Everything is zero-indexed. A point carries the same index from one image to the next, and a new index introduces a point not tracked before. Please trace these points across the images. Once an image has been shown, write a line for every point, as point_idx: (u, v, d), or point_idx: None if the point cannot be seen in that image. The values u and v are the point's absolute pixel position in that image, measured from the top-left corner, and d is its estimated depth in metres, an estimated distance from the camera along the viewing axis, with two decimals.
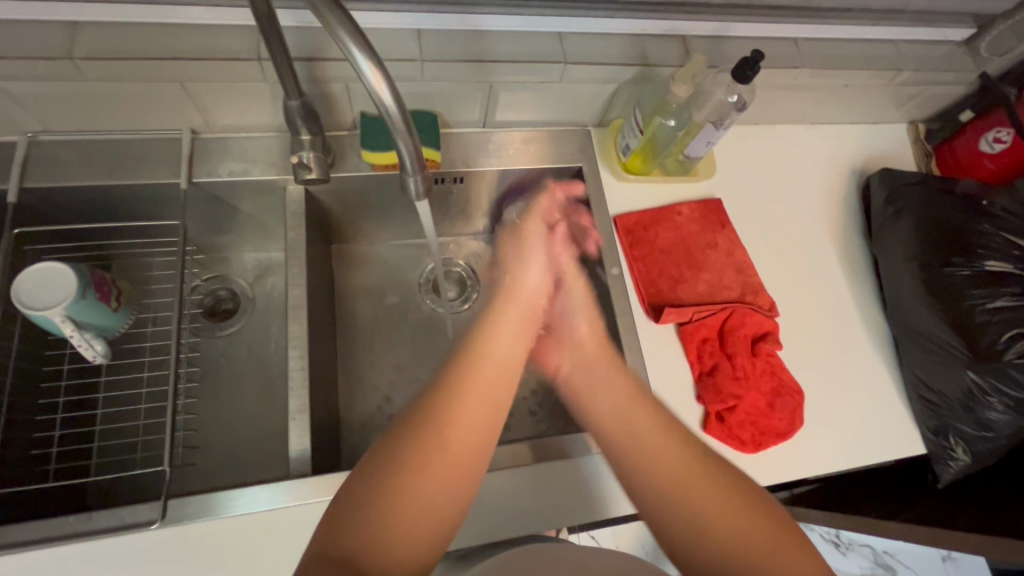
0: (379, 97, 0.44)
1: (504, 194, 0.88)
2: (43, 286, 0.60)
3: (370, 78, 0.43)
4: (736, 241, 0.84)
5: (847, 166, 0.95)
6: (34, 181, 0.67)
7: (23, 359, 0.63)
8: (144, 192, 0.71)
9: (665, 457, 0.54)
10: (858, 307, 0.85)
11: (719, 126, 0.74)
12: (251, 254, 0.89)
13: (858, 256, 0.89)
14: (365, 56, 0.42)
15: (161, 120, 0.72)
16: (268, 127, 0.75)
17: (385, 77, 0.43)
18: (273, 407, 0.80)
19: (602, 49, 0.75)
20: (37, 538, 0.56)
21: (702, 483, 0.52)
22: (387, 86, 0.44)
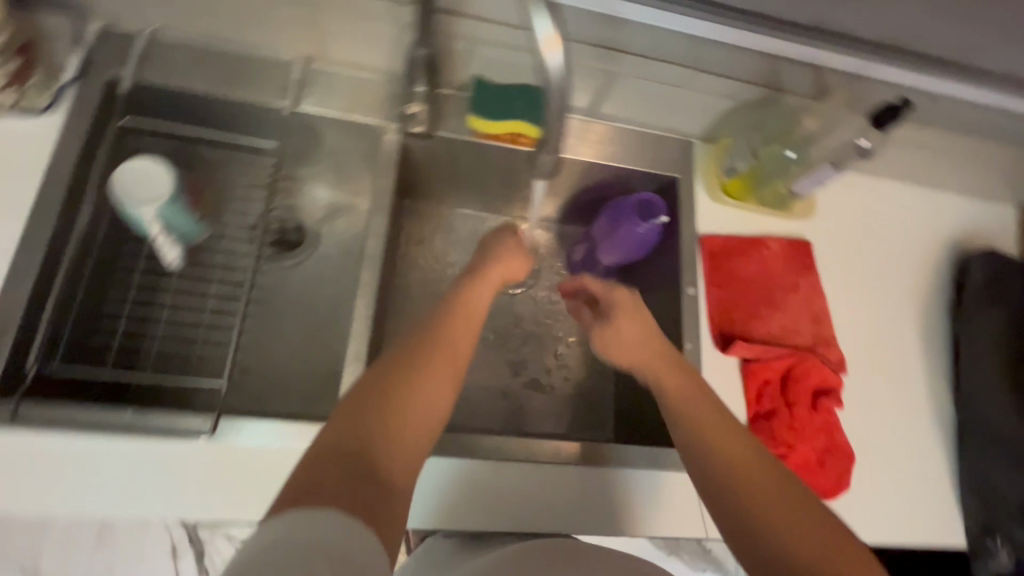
0: (545, 65, 0.41)
1: (589, 188, 0.85)
2: (139, 180, 0.61)
3: (542, 41, 0.40)
4: (818, 288, 0.81)
5: (948, 238, 0.90)
6: (147, 75, 0.67)
7: (104, 248, 0.65)
8: (248, 109, 0.71)
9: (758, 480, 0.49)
10: (926, 384, 0.82)
11: (838, 167, 0.70)
12: (326, 192, 0.89)
13: (939, 333, 0.85)
14: (545, 15, 0.40)
15: (279, 40, 0.71)
16: (379, 69, 0.74)
17: (558, 41, 0.40)
18: (323, 345, 0.81)
19: (734, 64, 0.72)
20: (91, 422, 0.56)
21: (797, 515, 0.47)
22: (557, 54, 0.40)
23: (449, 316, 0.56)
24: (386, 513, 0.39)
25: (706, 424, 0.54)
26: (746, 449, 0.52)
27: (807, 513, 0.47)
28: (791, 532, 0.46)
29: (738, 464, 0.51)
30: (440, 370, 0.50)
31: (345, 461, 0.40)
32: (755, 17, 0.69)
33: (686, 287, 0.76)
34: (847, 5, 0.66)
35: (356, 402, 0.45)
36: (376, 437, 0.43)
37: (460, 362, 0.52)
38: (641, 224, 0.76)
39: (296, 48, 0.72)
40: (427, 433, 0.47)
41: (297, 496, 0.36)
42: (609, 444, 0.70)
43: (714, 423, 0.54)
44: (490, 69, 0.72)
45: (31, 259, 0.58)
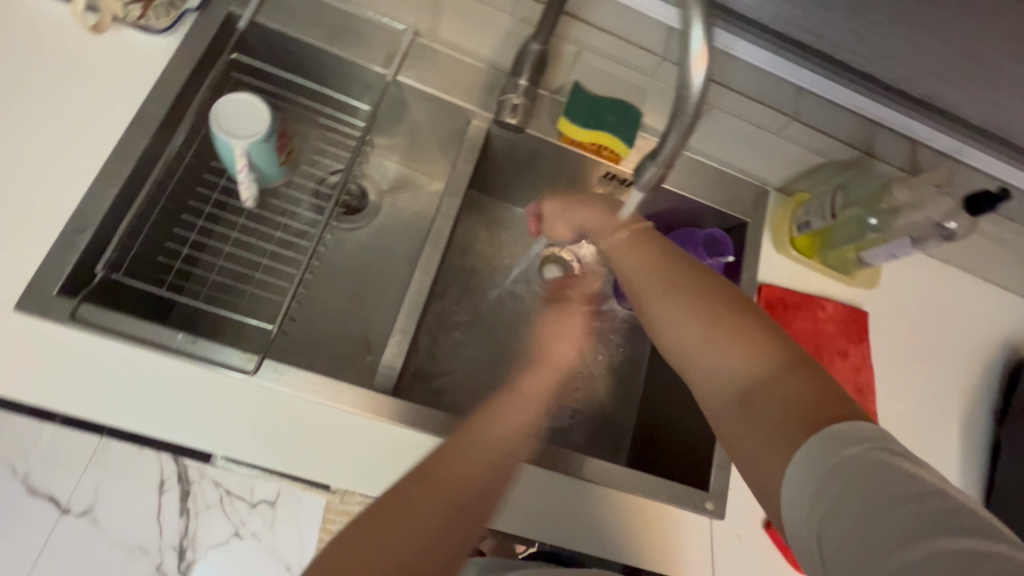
0: (688, 77, 0.41)
1: (656, 215, 0.84)
2: (239, 115, 0.62)
3: (693, 56, 0.40)
4: (867, 360, 0.79)
5: (1005, 338, 0.88)
6: (265, 17, 0.68)
7: (188, 171, 0.66)
8: (351, 69, 0.72)
9: (668, 291, 0.58)
10: (959, 479, 0.80)
11: (917, 244, 0.69)
12: (396, 165, 0.90)
13: (980, 433, 0.83)
14: (704, 30, 0.39)
15: (394, 8, 0.71)
16: (481, 57, 0.75)
17: (708, 60, 0.40)
18: (364, 311, 0.81)
19: (833, 121, 0.72)
20: (139, 338, 0.56)
21: (697, 318, 0.55)
22: (702, 69, 0.41)
23: (478, 424, 0.56)
24: None
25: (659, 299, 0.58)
26: (667, 269, 0.59)
27: (765, 352, 0.51)
28: (714, 350, 0.53)
29: (689, 325, 0.55)
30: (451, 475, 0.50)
31: None
32: (868, 81, 0.69)
33: None
34: (962, 85, 0.66)
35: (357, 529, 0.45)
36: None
37: (477, 471, 0.52)
38: (703, 260, 0.76)
39: (408, 20, 0.73)
40: (441, 537, 0.47)
41: None
42: (638, 473, 0.67)
43: (667, 293, 0.58)
44: (592, 78, 0.73)
45: (121, 166, 0.59)
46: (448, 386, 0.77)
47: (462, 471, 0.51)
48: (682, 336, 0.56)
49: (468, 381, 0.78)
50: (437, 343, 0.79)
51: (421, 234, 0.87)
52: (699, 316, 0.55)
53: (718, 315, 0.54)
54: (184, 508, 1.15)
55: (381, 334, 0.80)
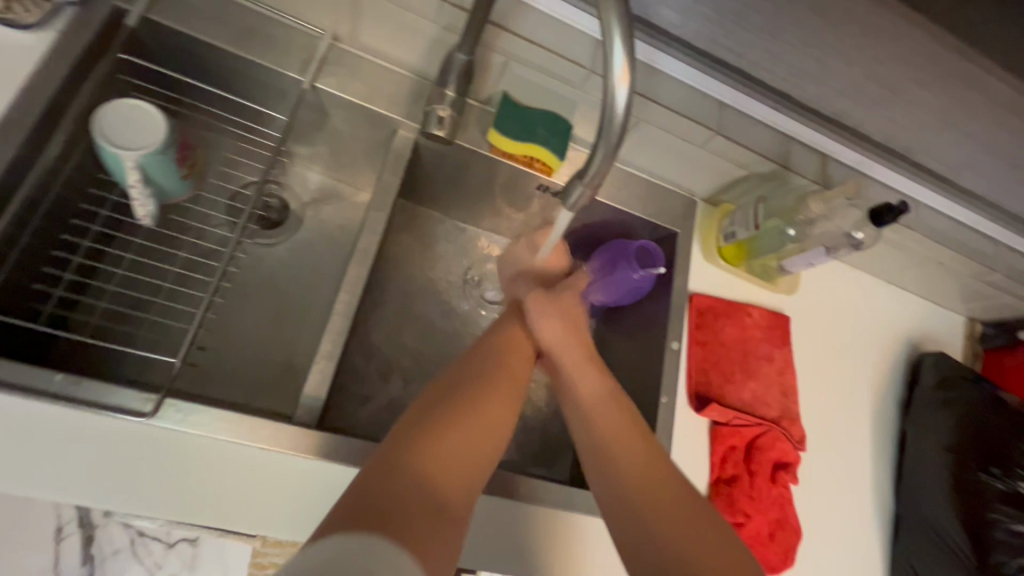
0: (611, 96, 0.40)
1: (590, 226, 0.85)
2: (128, 125, 0.55)
3: (615, 74, 0.39)
4: (790, 363, 0.83)
5: (906, 336, 0.96)
6: (158, 16, 0.62)
7: (68, 187, 0.58)
8: (261, 74, 0.67)
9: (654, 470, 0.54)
10: (873, 472, 0.85)
11: (830, 252, 0.73)
12: (319, 175, 0.84)
13: (889, 425, 0.89)
14: (625, 49, 0.39)
15: (311, 11, 0.67)
16: (407, 65, 0.71)
17: (630, 78, 0.40)
18: (284, 334, 0.75)
19: (752, 136, 0.75)
20: (8, 383, 0.49)
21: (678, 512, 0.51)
22: (625, 88, 0.40)
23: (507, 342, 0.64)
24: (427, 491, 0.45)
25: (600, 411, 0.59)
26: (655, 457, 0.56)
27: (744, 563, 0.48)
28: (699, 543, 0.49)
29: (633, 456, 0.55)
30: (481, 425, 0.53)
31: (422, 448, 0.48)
32: (782, 98, 0.72)
33: (670, 341, 0.76)
34: (866, 105, 0.71)
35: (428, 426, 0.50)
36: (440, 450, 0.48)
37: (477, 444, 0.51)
38: (636, 271, 0.76)
39: (324, 24, 0.68)
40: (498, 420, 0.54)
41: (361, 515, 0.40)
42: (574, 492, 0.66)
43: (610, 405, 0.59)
44: (521, 90, 0.71)
45: None
46: (381, 410, 0.73)
47: (486, 429, 0.53)
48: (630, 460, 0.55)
49: (401, 403, 0.75)
50: (366, 364, 0.75)
51: (348, 247, 0.82)
52: (639, 449, 0.56)
53: (657, 468, 0.54)
54: (87, 556, 1.02)
55: (305, 356, 0.75)
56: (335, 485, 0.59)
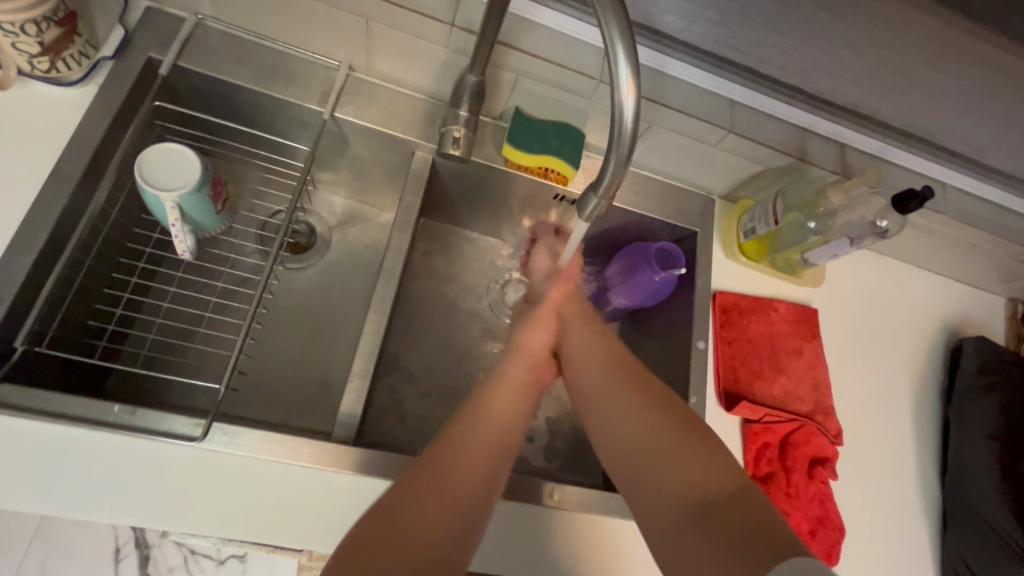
0: (620, 109, 0.41)
1: (609, 230, 0.86)
2: (167, 168, 0.59)
3: (621, 86, 0.41)
4: (821, 357, 0.82)
5: (942, 322, 0.93)
6: (188, 62, 0.65)
7: (115, 229, 0.62)
8: (284, 108, 0.70)
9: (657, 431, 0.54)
10: (916, 464, 0.83)
11: (854, 243, 0.73)
12: (343, 199, 0.87)
13: (930, 414, 0.87)
14: (629, 63, 0.40)
15: (327, 45, 0.70)
16: (421, 88, 0.74)
17: (636, 90, 0.41)
18: (320, 355, 0.78)
19: (767, 131, 0.73)
20: (72, 415, 0.52)
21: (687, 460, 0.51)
22: (632, 99, 0.41)
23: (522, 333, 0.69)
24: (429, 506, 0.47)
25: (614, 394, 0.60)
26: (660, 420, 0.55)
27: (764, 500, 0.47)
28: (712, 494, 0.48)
29: (654, 436, 0.54)
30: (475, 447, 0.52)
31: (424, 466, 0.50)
32: (793, 92, 0.72)
33: (696, 341, 0.76)
34: (877, 91, 0.70)
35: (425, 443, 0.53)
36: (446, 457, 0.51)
37: (485, 450, 0.53)
38: (657, 273, 0.77)
39: (341, 56, 0.71)
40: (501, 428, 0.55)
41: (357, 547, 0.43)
42: (610, 495, 0.67)
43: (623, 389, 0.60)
44: (532, 103, 0.73)
45: (37, 231, 0.55)
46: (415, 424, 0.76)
47: (487, 435, 0.54)
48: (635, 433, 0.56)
49: (434, 416, 0.77)
50: (398, 379, 0.78)
51: (375, 267, 0.85)
52: (643, 416, 0.56)
53: (666, 436, 0.54)
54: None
55: (341, 374, 0.77)
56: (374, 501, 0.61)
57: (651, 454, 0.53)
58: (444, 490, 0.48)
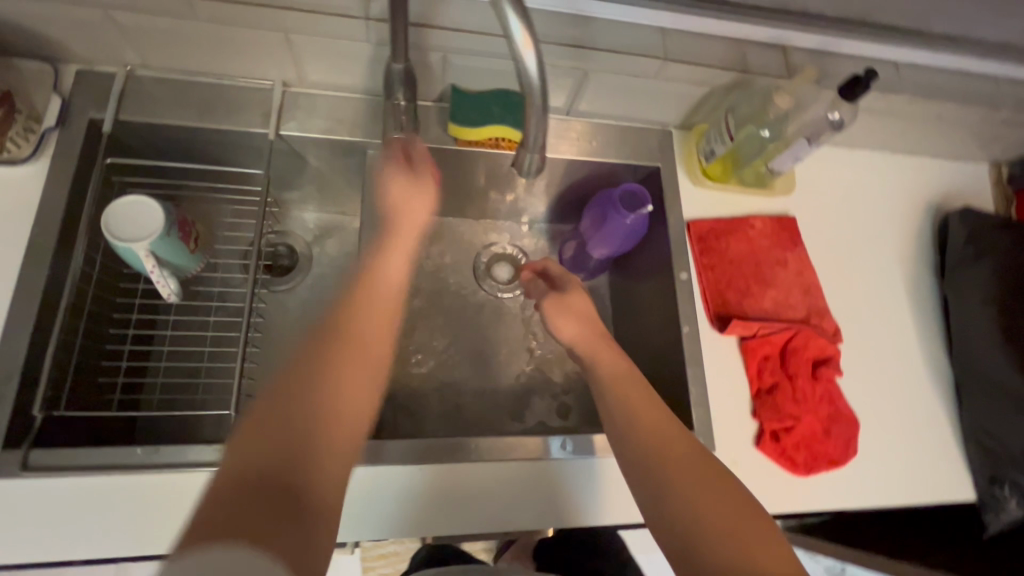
0: (523, 63, 0.42)
1: (575, 184, 0.87)
2: (131, 220, 0.61)
3: (518, 41, 0.41)
4: (807, 262, 0.83)
5: (926, 201, 0.92)
6: (129, 114, 0.67)
7: (100, 288, 0.65)
8: (230, 137, 0.71)
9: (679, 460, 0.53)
10: (921, 345, 0.84)
11: (812, 142, 0.73)
12: (314, 213, 0.89)
13: (928, 295, 0.87)
14: (518, 16, 0.40)
15: (257, 67, 0.71)
16: (357, 86, 0.75)
17: (533, 41, 0.41)
18: None
19: (703, 51, 0.73)
20: (101, 465, 0.56)
21: (710, 498, 0.50)
22: (531, 51, 0.42)
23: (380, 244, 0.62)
24: (315, 459, 0.44)
25: (641, 427, 0.56)
26: (673, 441, 0.55)
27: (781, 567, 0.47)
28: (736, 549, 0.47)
29: (674, 472, 0.52)
30: (358, 370, 0.51)
31: (305, 405, 0.46)
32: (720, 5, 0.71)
33: (678, 273, 0.78)
34: None
35: (296, 376, 0.48)
36: (325, 402, 0.47)
37: (362, 400, 0.50)
38: (627, 216, 0.77)
39: (272, 74, 0.72)
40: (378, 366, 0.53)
41: (246, 500, 0.39)
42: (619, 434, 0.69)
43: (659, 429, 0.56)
44: (466, 77, 0.73)
45: (30, 304, 0.58)
46: (428, 411, 0.81)
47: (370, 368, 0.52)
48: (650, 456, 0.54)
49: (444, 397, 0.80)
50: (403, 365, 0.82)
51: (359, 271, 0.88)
52: (656, 441, 0.55)
53: (691, 471, 0.52)
54: None
55: None
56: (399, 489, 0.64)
57: (670, 482, 0.52)
58: (311, 423, 0.45)
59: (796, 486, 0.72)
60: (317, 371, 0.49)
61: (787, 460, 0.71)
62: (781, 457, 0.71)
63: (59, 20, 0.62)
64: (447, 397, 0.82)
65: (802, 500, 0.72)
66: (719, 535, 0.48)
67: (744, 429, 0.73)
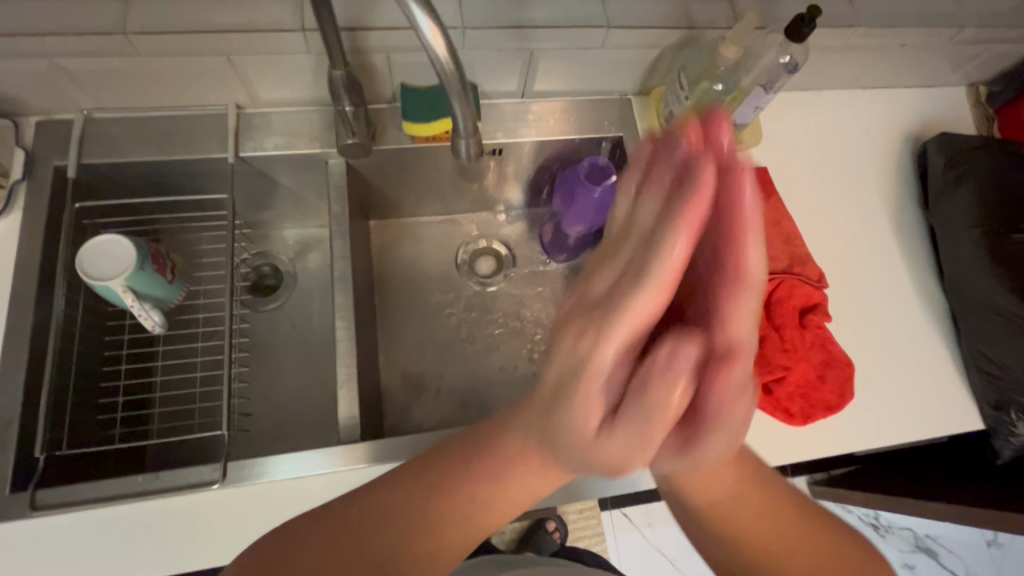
0: (433, 51, 0.44)
1: (543, 167, 0.87)
2: (102, 258, 0.62)
3: (426, 31, 0.43)
4: (783, 211, 0.81)
5: (903, 133, 0.90)
6: (92, 157, 0.69)
7: (87, 327, 0.67)
8: (193, 165, 0.73)
9: (744, 510, 0.50)
10: (913, 280, 0.82)
11: (769, 89, 0.73)
12: (291, 230, 0.90)
13: (915, 227, 0.85)
14: (421, 7, 0.41)
15: (209, 93, 0.72)
16: (310, 98, 0.76)
17: (441, 30, 0.43)
18: (320, 377, 0.82)
19: (645, 14, 0.72)
20: (106, 495, 0.58)
21: (782, 530, 0.51)
22: (442, 39, 0.44)
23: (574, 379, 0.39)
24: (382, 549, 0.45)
25: (721, 499, 0.49)
26: (758, 495, 0.50)
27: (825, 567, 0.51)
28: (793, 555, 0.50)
29: (745, 511, 0.50)
30: (504, 484, 0.47)
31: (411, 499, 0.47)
32: None
33: None
34: None
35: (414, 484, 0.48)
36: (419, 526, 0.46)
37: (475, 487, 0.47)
38: (594, 190, 0.76)
39: (225, 98, 0.73)
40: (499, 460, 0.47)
41: None
42: None
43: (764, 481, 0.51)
44: (414, 73, 0.74)
45: (18, 350, 0.61)
46: (425, 409, 0.82)
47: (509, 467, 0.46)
48: (717, 512, 0.50)
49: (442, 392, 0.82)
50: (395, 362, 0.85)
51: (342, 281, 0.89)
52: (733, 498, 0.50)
53: (768, 516, 0.50)
54: None
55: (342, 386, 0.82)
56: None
57: (740, 521, 0.50)
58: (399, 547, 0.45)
59: (795, 437, 0.72)
60: (446, 484, 0.47)
61: (782, 411, 0.71)
62: (776, 409, 0.71)
63: (10, 75, 0.64)
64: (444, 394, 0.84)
65: (802, 450, 0.72)
66: (776, 559, 0.50)
67: None
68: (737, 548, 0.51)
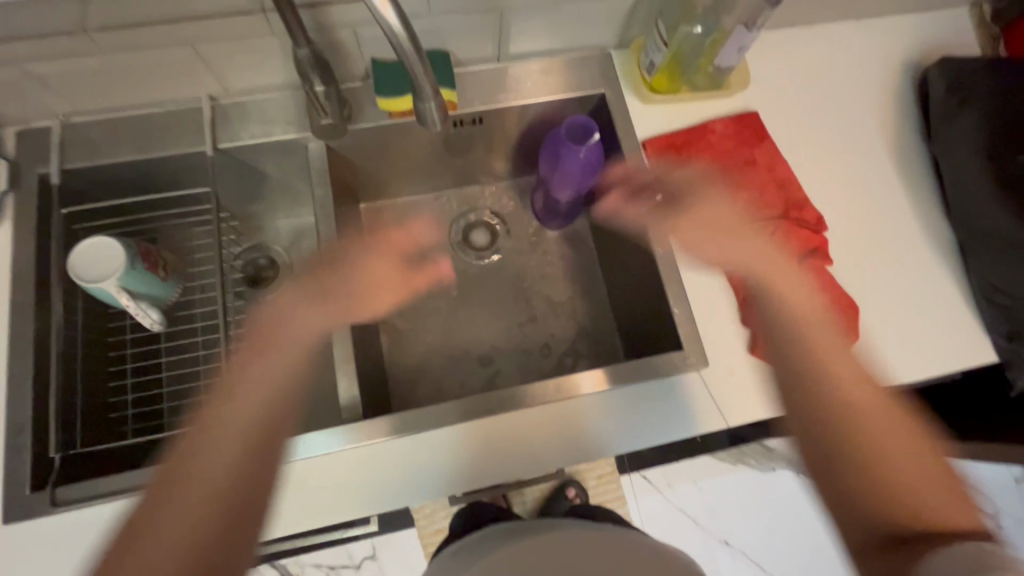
0: (383, 19, 0.44)
1: (528, 132, 0.85)
2: (93, 259, 0.63)
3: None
4: (777, 154, 0.79)
5: (903, 62, 0.86)
6: (72, 161, 0.70)
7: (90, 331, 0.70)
8: (174, 161, 0.73)
9: (892, 440, 0.58)
10: (919, 216, 0.79)
11: (750, 27, 0.69)
12: (284, 221, 0.88)
13: (919, 159, 0.82)
14: None
15: (180, 87, 0.72)
16: (283, 84, 0.75)
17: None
18: (320, 363, 0.81)
19: None
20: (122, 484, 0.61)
21: (919, 453, 0.57)
22: (390, 6, 0.43)
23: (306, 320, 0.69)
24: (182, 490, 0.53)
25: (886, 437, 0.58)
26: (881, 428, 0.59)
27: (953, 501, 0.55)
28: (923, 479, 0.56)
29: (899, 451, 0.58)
30: (219, 409, 0.60)
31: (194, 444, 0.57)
32: None
33: (641, 196, 0.76)
34: None
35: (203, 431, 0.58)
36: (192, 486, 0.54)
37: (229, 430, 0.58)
38: (580, 150, 0.75)
39: (198, 90, 0.73)
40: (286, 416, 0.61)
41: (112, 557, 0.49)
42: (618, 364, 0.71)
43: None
44: (383, 48, 0.72)
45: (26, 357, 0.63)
46: (428, 385, 0.84)
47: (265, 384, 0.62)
48: (878, 448, 0.58)
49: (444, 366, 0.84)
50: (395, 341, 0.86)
51: None
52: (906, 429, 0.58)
53: (900, 439, 0.58)
54: None
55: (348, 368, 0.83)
56: (421, 456, 0.68)
57: (891, 449, 0.58)
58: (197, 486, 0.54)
59: None
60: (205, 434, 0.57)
61: None
62: None
63: None
64: (446, 369, 0.85)
65: None
66: (900, 488, 0.56)
67: (735, 338, 0.71)
68: (869, 466, 0.58)
